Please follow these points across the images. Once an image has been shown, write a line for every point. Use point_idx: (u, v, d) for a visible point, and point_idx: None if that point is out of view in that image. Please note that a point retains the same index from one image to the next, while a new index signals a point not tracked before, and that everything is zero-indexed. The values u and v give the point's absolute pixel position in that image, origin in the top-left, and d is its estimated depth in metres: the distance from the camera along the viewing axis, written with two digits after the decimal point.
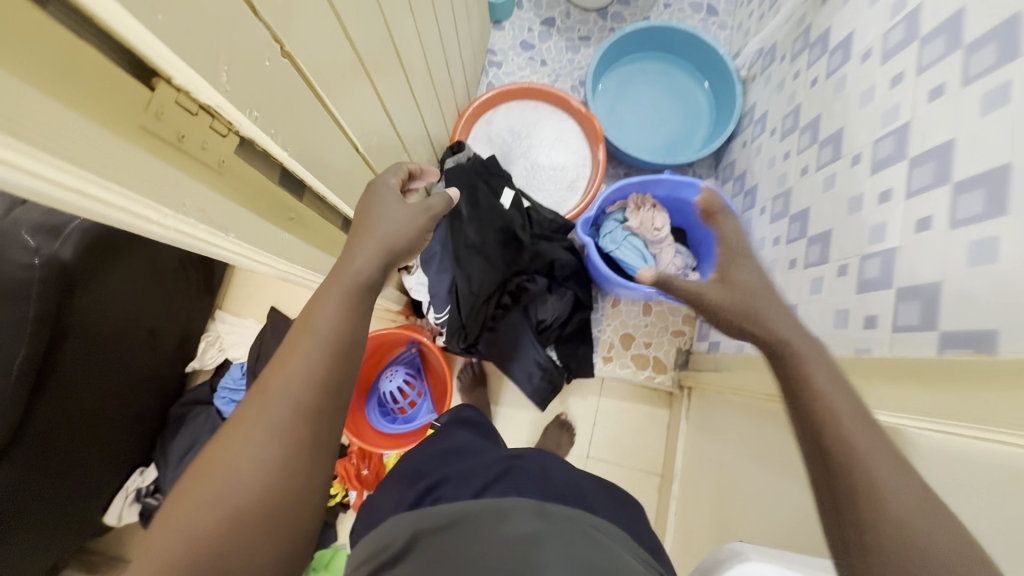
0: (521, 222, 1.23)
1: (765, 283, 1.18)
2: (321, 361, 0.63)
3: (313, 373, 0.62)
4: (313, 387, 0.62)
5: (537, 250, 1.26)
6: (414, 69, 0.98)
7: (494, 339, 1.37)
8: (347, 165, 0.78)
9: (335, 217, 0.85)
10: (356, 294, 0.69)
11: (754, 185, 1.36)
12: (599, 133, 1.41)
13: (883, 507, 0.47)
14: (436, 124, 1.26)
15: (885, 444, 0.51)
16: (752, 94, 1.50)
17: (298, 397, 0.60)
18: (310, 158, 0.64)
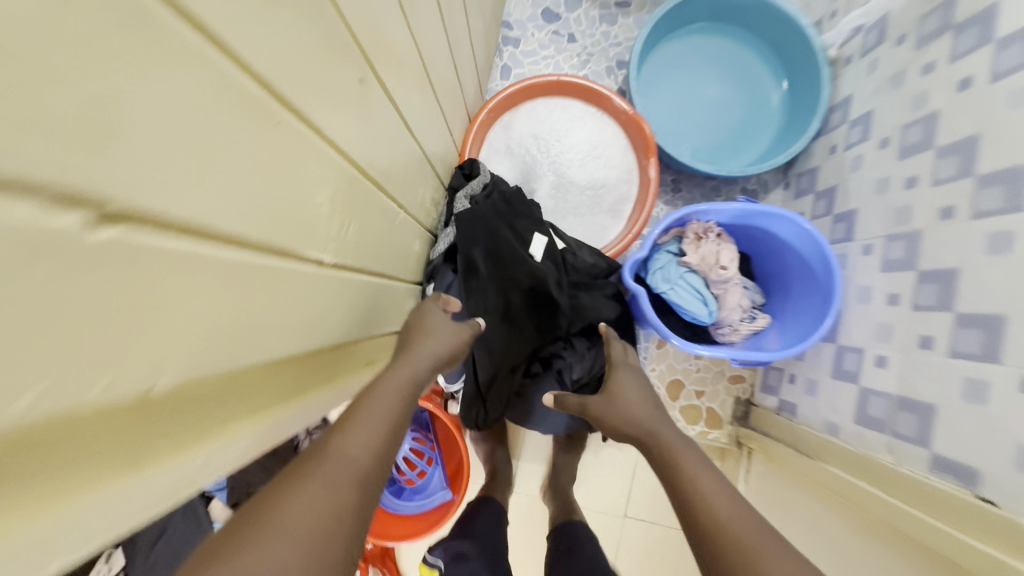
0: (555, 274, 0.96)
1: (874, 354, 0.91)
2: (381, 437, 0.55)
3: (374, 449, 0.53)
4: (377, 461, 0.52)
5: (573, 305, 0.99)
6: (405, 88, 0.66)
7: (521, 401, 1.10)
8: (298, 280, 0.49)
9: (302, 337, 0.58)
10: (404, 394, 0.64)
11: (851, 211, 1.05)
12: (650, 143, 1.09)
13: (758, 570, 0.48)
14: (444, 144, 0.94)
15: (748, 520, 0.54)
16: (845, 82, 1.17)
17: (365, 457, 0.51)
18: (188, 317, 0.35)
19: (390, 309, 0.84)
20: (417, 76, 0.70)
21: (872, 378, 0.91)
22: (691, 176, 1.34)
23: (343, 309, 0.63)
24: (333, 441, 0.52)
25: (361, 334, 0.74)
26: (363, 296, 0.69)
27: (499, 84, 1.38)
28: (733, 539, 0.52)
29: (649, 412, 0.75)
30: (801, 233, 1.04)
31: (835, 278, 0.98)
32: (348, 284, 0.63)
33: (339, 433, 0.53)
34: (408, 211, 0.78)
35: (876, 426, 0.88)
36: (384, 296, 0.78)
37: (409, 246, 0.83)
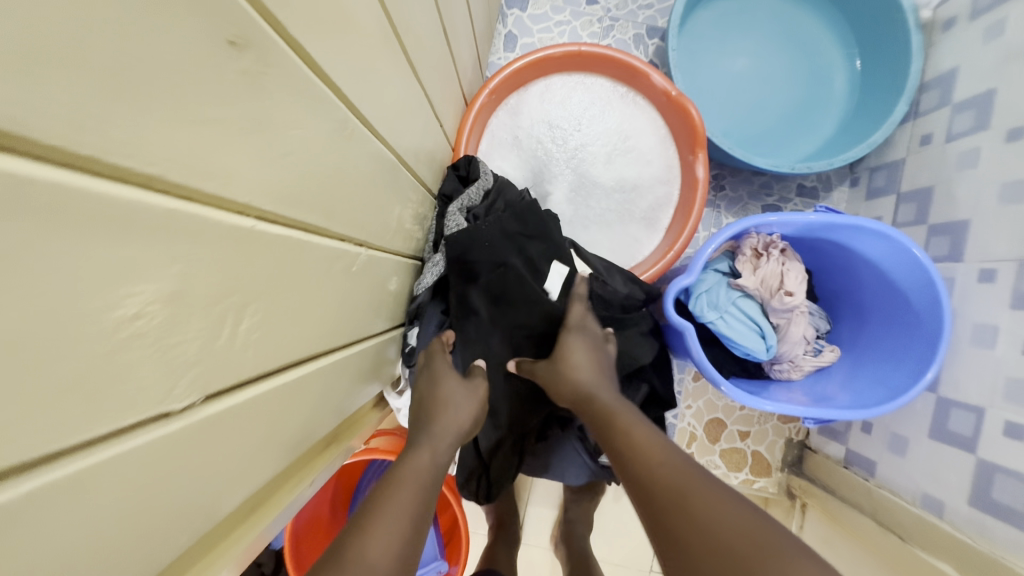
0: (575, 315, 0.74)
1: (1003, 419, 0.69)
2: (407, 538, 0.40)
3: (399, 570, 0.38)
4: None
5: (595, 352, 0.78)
6: (378, 64, 0.43)
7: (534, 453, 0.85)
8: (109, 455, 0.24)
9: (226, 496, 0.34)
10: (430, 487, 0.47)
11: (961, 222, 0.82)
12: (698, 134, 0.84)
13: (691, 513, 0.40)
14: (433, 137, 0.70)
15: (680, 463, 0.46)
16: (944, 54, 0.92)
17: None
18: None
19: (363, 371, 0.60)
20: (390, 45, 0.46)
21: (997, 451, 0.69)
22: (736, 171, 1.10)
23: (287, 416, 0.40)
24: (347, 547, 0.38)
25: (316, 427, 0.51)
26: (319, 385, 0.46)
27: (502, 57, 1.12)
28: (667, 480, 0.44)
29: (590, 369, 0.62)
30: (894, 253, 0.81)
31: (945, 316, 0.75)
32: (297, 383, 0.39)
33: (354, 536, 0.39)
34: (384, 244, 0.54)
35: (1007, 517, 0.66)
36: (351, 365, 0.54)
37: (389, 286, 0.60)
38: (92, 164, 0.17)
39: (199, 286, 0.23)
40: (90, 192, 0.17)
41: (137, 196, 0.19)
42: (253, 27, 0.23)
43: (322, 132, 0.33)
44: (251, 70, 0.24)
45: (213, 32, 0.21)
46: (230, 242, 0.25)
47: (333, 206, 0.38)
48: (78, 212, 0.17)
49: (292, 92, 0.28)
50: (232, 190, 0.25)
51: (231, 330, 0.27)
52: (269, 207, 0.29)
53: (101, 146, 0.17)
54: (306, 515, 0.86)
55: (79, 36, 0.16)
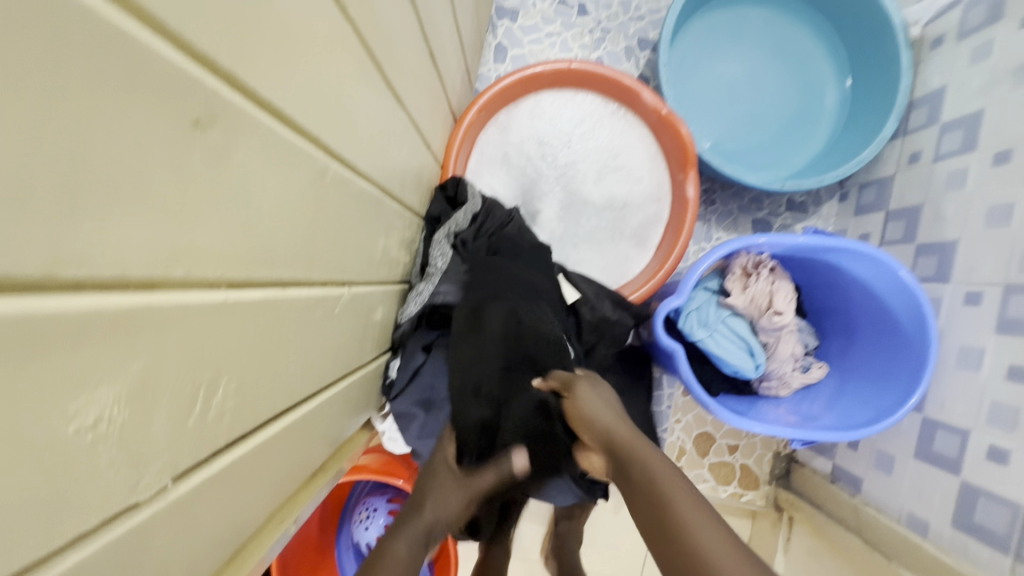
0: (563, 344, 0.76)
1: (987, 443, 0.69)
2: None
3: None
4: None
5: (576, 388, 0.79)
6: (362, 103, 0.42)
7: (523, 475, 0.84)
8: None
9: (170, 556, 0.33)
10: None
11: (948, 243, 0.82)
12: (689, 153, 0.85)
13: None
14: (420, 159, 0.68)
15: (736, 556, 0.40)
16: (934, 71, 0.92)
17: None
18: None
19: (349, 403, 0.59)
20: (374, 79, 0.45)
21: (981, 470, 0.69)
22: (727, 186, 1.10)
23: (270, 466, 0.39)
24: None
25: (301, 467, 0.50)
26: (302, 430, 0.45)
27: (492, 68, 1.11)
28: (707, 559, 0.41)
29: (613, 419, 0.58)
30: (883, 274, 0.81)
31: (932, 338, 0.76)
32: (278, 434, 0.38)
33: None
34: (367, 277, 0.52)
35: (990, 540, 0.67)
36: (336, 401, 0.53)
37: (374, 316, 0.58)
38: (51, 279, 0.16)
39: (165, 373, 0.22)
40: (52, 309, 0.16)
41: (102, 299, 0.18)
42: (219, 97, 0.23)
43: (298, 185, 0.32)
44: (218, 141, 0.23)
45: (176, 111, 0.20)
46: (200, 319, 0.24)
47: (312, 253, 0.37)
48: (36, 328, 0.16)
49: (263, 153, 0.27)
50: (200, 267, 0.24)
51: (203, 403, 0.26)
52: (243, 273, 0.28)
53: (54, 254, 0.16)
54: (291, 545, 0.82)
55: (27, 145, 0.15)
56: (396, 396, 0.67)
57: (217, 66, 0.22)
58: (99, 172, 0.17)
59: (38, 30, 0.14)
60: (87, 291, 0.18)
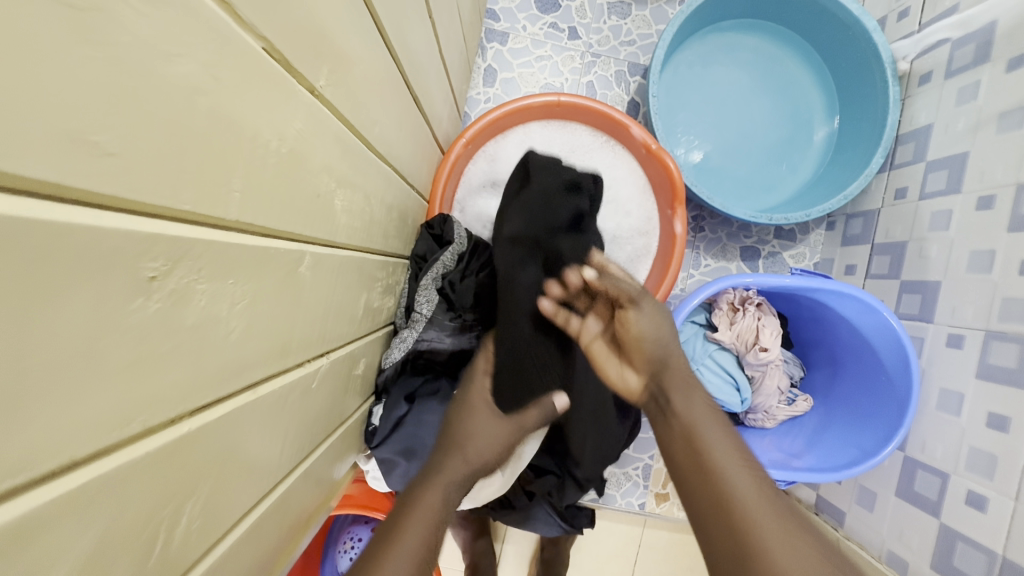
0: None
1: (966, 488, 0.70)
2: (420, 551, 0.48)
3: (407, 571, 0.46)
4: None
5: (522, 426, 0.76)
6: (342, 178, 0.41)
7: (503, 503, 0.84)
8: None
9: None
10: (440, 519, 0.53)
11: (931, 282, 0.83)
12: (677, 189, 0.84)
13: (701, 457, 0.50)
14: (406, 200, 0.67)
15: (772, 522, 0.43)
16: (921, 108, 0.92)
17: None
18: None
19: (333, 456, 0.59)
20: (359, 146, 0.44)
21: (957, 515, 0.71)
22: (715, 213, 1.10)
23: (248, 552, 0.38)
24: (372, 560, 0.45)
25: (284, 535, 0.49)
26: (280, 505, 0.44)
27: (481, 92, 1.09)
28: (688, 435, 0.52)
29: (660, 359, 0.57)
30: (869, 314, 0.81)
31: (914, 381, 0.77)
32: (253, 523, 0.37)
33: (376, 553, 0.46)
34: (348, 338, 0.52)
35: None
36: (317, 463, 0.52)
37: (357, 368, 0.58)
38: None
39: (116, 532, 0.22)
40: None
41: (50, 493, 0.18)
42: (178, 244, 0.22)
43: (271, 286, 0.31)
44: (178, 287, 0.22)
45: (129, 275, 0.19)
46: (158, 461, 0.24)
47: (289, 341, 0.36)
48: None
49: (230, 273, 0.26)
50: (157, 411, 0.23)
51: (165, 535, 0.25)
52: (207, 397, 0.27)
53: None
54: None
55: None
56: (372, 441, 0.67)
57: (171, 214, 0.21)
58: (41, 371, 0.17)
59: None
60: (29, 490, 0.17)
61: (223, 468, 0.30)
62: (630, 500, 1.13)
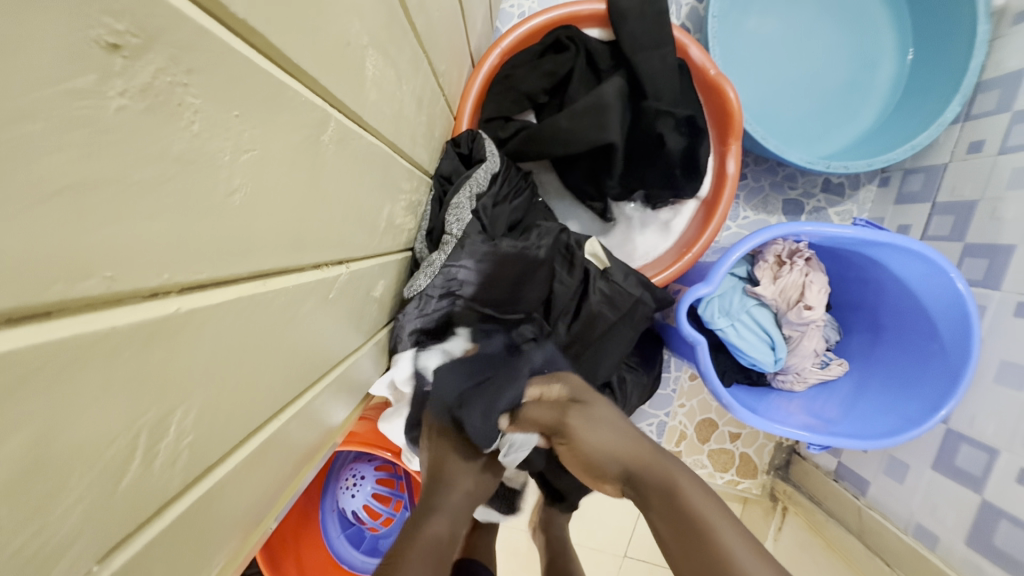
0: (566, 303, 0.68)
1: (1018, 466, 0.65)
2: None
3: None
4: None
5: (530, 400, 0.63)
6: (375, 36, 0.32)
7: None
8: None
9: None
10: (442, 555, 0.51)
11: (1002, 247, 0.76)
12: (736, 122, 0.75)
13: (702, 522, 0.45)
14: (436, 107, 0.58)
15: (742, 538, 0.44)
16: (1014, 50, 0.82)
17: None
18: None
19: (349, 386, 0.53)
20: (394, 8, 0.35)
21: (1005, 495, 0.66)
22: (760, 160, 1.00)
23: (252, 481, 0.33)
24: None
25: (289, 468, 0.43)
26: (291, 433, 0.38)
27: (516, 4, 0.97)
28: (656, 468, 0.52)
29: (624, 440, 0.56)
30: (928, 273, 0.74)
31: (973, 351, 0.70)
32: (261, 446, 0.31)
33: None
34: (368, 252, 0.44)
35: (1003, 564, 0.64)
36: (330, 392, 0.46)
37: (374, 292, 0.50)
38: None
39: (77, 435, 0.15)
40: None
41: None
42: (153, 11, 0.14)
43: (285, 149, 0.24)
44: (156, 85, 0.15)
45: (67, 28, 0.12)
46: (135, 349, 0.17)
47: (305, 234, 0.29)
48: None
49: (234, 102, 0.19)
50: (127, 273, 0.16)
51: (146, 453, 0.19)
52: (203, 273, 0.20)
53: None
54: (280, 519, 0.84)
55: None
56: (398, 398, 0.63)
57: None
58: None
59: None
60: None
61: (224, 379, 0.23)
62: None
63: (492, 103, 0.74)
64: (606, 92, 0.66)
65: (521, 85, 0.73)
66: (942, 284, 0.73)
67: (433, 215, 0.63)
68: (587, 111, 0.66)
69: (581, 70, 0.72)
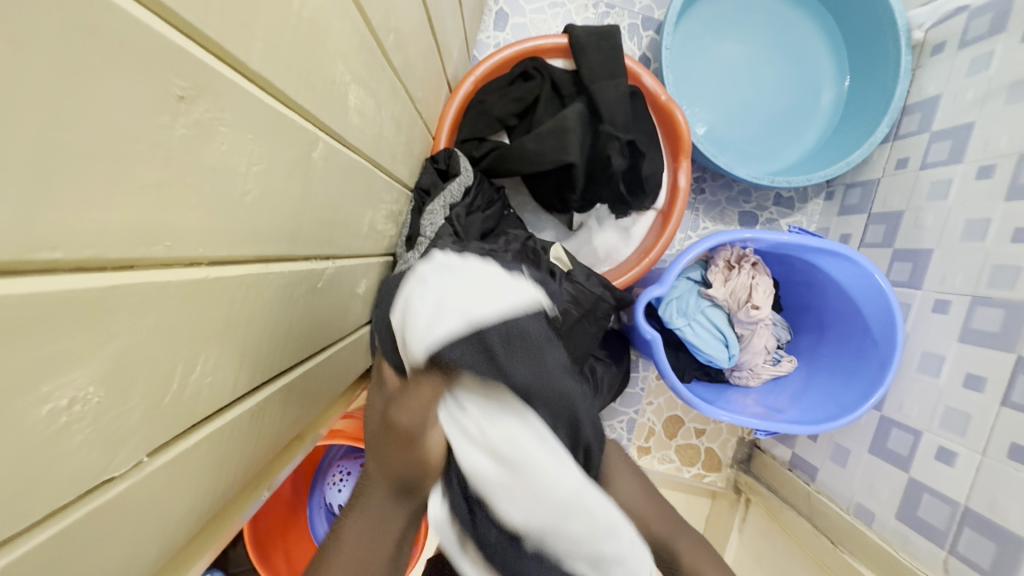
0: None
1: (938, 444, 0.73)
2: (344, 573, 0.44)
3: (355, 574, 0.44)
4: None
5: (498, 370, 0.33)
6: (356, 73, 0.40)
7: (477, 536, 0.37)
8: None
9: (178, 529, 0.32)
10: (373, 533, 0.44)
11: (924, 251, 0.85)
12: (684, 142, 0.84)
13: None
14: (414, 127, 0.66)
15: None
16: (930, 79, 0.92)
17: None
18: None
19: (337, 374, 0.59)
20: (372, 50, 0.43)
21: (927, 470, 0.74)
22: (717, 176, 1.10)
23: (254, 437, 0.39)
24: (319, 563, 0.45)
25: (283, 440, 0.49)
26: (285, 403, 0.44)
27: (491, 36, 1.07)
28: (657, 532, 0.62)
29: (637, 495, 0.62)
30: (858, 275, 0.83)
31: (898, 343, 0.79)
32: (262, 406, 0.38)
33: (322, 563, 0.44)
34: (352, 252, 0.51)
35: (928, 533, 0.72)
36: (321, 373, 0.53)
37: (358, 289, 0.57)
38: (22, 265, 0.16)
39: (142, 354, 0.22)
40: (15, 297, 0.15)
41: (83, 282, 0.18)
42: (203, 71, 0.22)
43: (284, 162, 0.31)
44: (200, 118, 0.22)
45: (156, 86, 0.19)
46: (182, 299, 0.24)
47: (298, 230, 0.36)
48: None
49: (249, 128, 0.26)
50: (179, 242, 0.23)
51: (180, 380, 0.25)
52: (225, 251, 0.27)
53: (38, 236, 0.16)
54: (267, 513, 0.88)
55: (20, 134, 0.15)
56: None
57: (198, 38, 0.21)
58: (78, 159, 0.17)
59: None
60: (60, 273, 0.17)
61: (233, 337, 0.30)
62: None
63: (466, 126, 0.82)
64: (566, 116, 0.74)
65: (492, 110, 0.81)
66: (871, 284, 0.82)
67: (412, 222, 0.71)
68: (550, 132, 0.74)
69: (546, 97, 0.81)
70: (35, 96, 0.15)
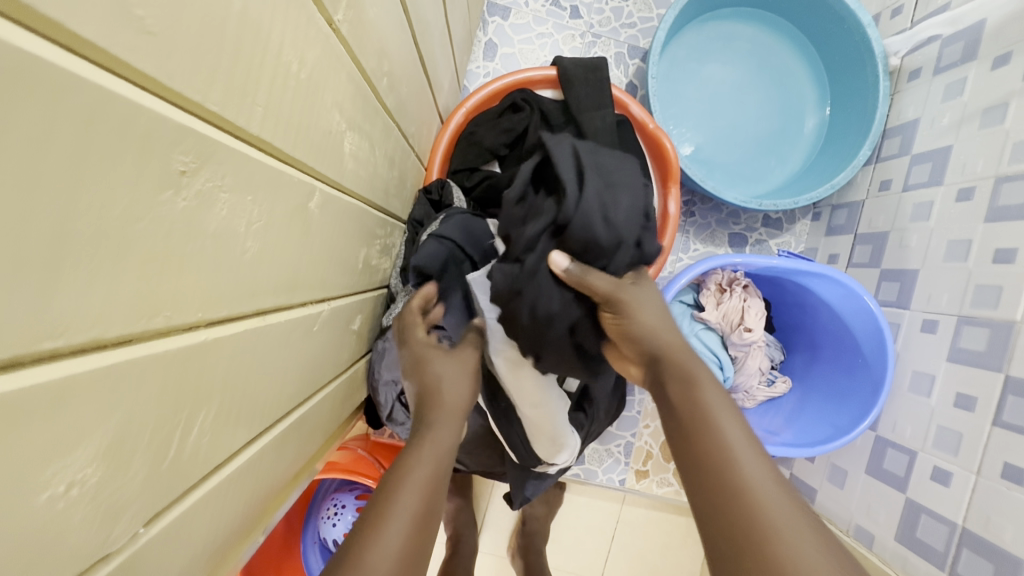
0: None
1: (933, 464, 0.74)
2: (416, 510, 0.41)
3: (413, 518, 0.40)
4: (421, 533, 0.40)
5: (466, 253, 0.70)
6: (351, 120, 0.41)
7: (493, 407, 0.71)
8: None
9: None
10: (442, 472, 0.46)
11: (910, 271, 0.86)
12: (672, 169, 0.85)
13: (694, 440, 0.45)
14: (407, 160, 0.67)
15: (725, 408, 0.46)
16: (908, 104, 0.95)
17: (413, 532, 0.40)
18: None
19: (333, 410, 0.59)
20: (366, 95, 0.44)
21: (923, 490, 0.74)
22: (706, 199, 1.11)
23: (250, 485, 0.38)
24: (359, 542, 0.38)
25: (279, 483, 0.48)
26: (282, 448, 0.44)
27: (481, 66, 1.09)
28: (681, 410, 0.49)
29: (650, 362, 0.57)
30: (846, 296, 0.84)
31: (890, 363, 0.80)
32: (258, 456, 0.37)
33: (368, 531, 0.39)
34: (347, 290, 0.51)
35: (927, 554, 0.72)
36: (318, 412, 0.52)
37: (353, 324, 0.57)
38: (24, 356, 0.16)
39: (142, 424, 0.22)
40: (14, 389, 0.15)
41: (80, 367, 0.18)
42: (205, 143, 0.22)
43: (283, 215, 0.31)
44: (203, 189, 0.22)
45: (161, 165, 0.20)
46: (180, 364, 0.24)
47: (295, 279, 0.36)
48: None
49: (249, 190, 0.26)
50: (179, 309, 0.23)
51: (178, 444, 0.25)
52: (224, 311, 0.27)
53: (40, 327, 0.16)
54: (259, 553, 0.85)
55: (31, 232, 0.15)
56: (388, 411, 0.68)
57: (199, 111, 0.21)
58: (81, 246, 0.17)
59: (3, 115, 0.13)
60: (60, 359, 0.17)
61: (229, 393, 0.30)
62: (612, 476, 1.13)
63: (458, 157, 0.83)
64: None
65: (483, 142, 0.83)
66: (859, 304, 0.83)
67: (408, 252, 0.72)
68: None
69: (536, 128, 0.83)
70: (47, 194, 0.15)
